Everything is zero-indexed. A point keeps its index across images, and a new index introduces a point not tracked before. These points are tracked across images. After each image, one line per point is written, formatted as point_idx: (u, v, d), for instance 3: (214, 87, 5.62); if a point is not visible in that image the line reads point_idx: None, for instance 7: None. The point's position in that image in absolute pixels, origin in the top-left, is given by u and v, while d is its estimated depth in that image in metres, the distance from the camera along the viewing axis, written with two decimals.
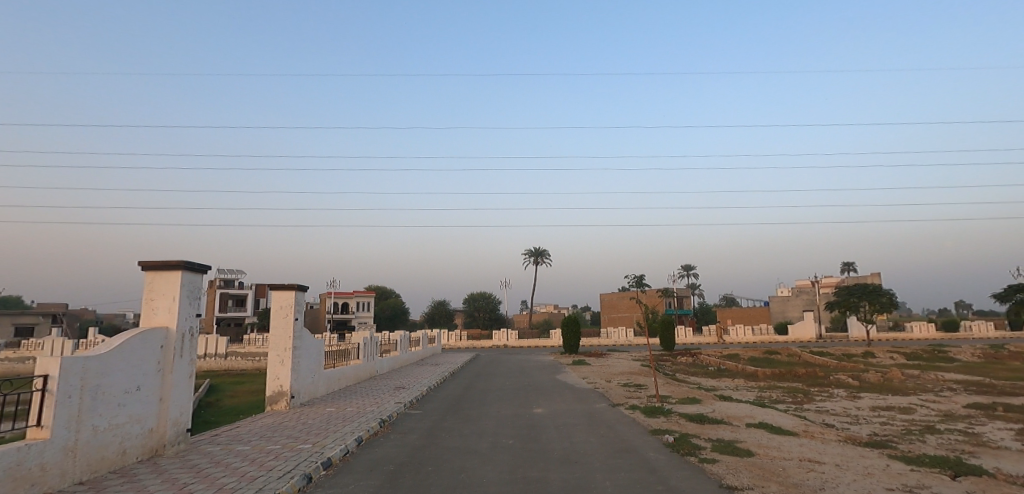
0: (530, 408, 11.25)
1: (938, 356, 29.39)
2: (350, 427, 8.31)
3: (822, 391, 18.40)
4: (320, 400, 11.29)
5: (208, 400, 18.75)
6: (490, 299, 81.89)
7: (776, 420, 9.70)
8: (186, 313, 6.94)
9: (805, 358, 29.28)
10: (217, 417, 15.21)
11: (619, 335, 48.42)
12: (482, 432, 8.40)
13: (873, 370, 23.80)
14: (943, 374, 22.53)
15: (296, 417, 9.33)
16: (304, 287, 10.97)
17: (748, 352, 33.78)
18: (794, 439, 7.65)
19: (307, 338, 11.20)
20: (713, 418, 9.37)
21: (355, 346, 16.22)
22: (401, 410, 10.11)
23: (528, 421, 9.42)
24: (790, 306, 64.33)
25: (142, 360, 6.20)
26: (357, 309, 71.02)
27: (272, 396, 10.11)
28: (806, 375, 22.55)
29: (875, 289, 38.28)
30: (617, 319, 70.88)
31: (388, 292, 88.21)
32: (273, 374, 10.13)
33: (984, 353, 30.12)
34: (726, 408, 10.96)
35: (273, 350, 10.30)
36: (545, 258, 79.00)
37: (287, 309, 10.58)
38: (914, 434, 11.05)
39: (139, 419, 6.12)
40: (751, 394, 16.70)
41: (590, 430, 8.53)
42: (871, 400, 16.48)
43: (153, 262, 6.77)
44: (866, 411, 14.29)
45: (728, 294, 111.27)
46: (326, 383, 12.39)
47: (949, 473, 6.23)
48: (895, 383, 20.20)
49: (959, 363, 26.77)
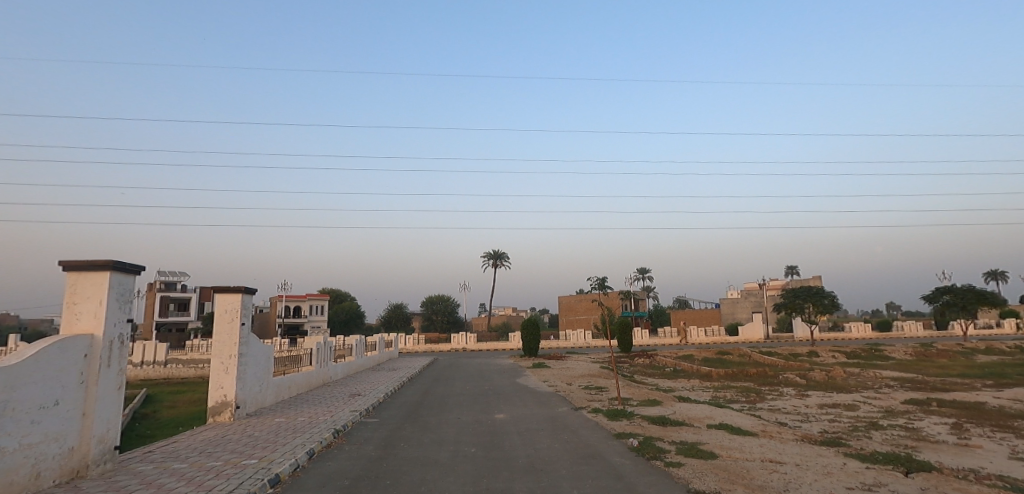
0: (491, 413, 10.97)
1: (875, 355, 31.20)
2: (301, 438, 7.78)
3: (772, 390, 19.07)
4: (268, 410, 10.59)
5: (144, 412, 17.40)
6: (449, 302, 81.02)
7: (735, 420, 9.86)
8: (114, 318, 6.28)
9: (756, 358, 30.41)
10: (153, 431, 14.10)
11: (578, 338, 48.89)
12: (442, 440, 8.07)
13: (818, 369, 24.95)
14: (880, 372, 23.90)
15: (241, 429, 8.66)
16: (251, 290, 10.27)
17: (702, 352, 34.77)
18: (755, 440, 7.76)
19: (254, 344, 10.49)
20: (675, 420, 9.41)
21: (307, 352, 15.45)
22: (356, 419, 9.60)
23: (490, 428, 9.14)
24: (739, 308, 66.95)
25: (60, 371, 5.52)
26: (310, 313, 68.53)
27: (215, 407, 9.38)
28: (757, 375, 23.37)
29: (818, 291, 40.30)
30: (576, 321, 71.66)
31: (343, 295, 85.64)
32: (216, 383, 9.42)
33: (915, 351, 32.24)
34: (687, 409, 11.08)
35: (216, 357, 9.57)
36: (504, 262, 79.02)
37: (232, 313, 9.86)
38: (861, 430, 11.54)
39: (56, 437, 5.43)
40: (707, 395, 17.05)
41: (553, 436, 8.35)
42: (818, 397, 17.20)
43: (76, 262, 6.08)
44: (815, 409, 14.87)
45: (681, 296, 114.72)
46: (275, 392, 11.66)
47: (902, 470, 6.44)
48: (838, 380, 21.23)
49: (894, 361, 28.48)
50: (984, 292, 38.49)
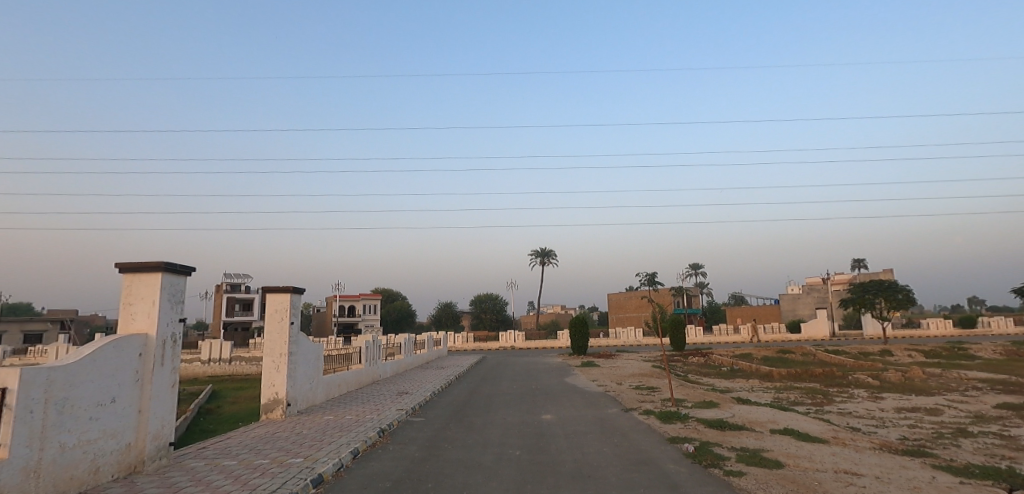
0: (538, 414, 10.70)
1: (959, 353, 28.50)
2: (347, 437, 7.79)
3: (841, 392, 17.72)
4: (318, 408, 10.78)
5: (209, 407, 18.36)
6: (496, 301, 81.44)
7: (801, 425, 9.09)
8: (167, 318, 6.47)
9: (821, 357, 28.51)
10: (215, 426, 14.77)
11: (627, 335, 47.76)
12: (487, 442, 7.88)
13: (892, 369, 23.05)
14: (966, 373, 21.74)
15: (290, 426, 8.81)
16: (299, 290, 10.48)
17: (761, 351, 32.97)
18: (826, 448, 7.06)
19: (303, 343, 10.69)
20: (734, 424, 8.76)
21: (356, 350, 15.72)
22: (402, 418, 9.60)
23: (536, 430, 8.88)
24: (800, 304, 63.34)
25: (117, 370, 5.73)
26: (363, 313, 70.67)
27: (267, 404, 9.63)
28: (823, 375, 21.82)
29: (890, 285, 37.33)
30: (625, 319, 70.13)
31: (394, 294, 87.89)
32: (268, 381, 9.66)
33: (1006, 350, 29.19)
34: (746, 412, 10.34)
35: (267, 356, 9.81)
36: (552, 259, 78.47)
37: (281, 313, 10.06)
38: (947, 438, 10.40)
39: (114, 433, 5.64)
40: (768, 396, 15.99)
41: (602, 440, 7.96)
42: (894, 400, 15.79)
43: (130, 264, 6.31)
44: (892, 413, 13.62)
45: (736, 293, 110.13)
46: (325, 390, 11.88)
47: (1005, 487, 5.64)
48: (917, 382, 19.47)
49: (982, 361, 25.88)
50: None
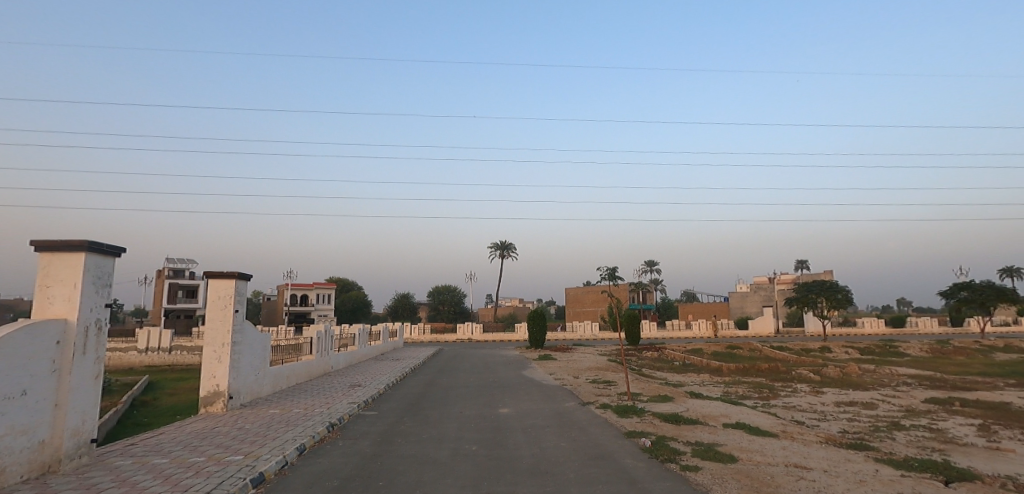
0: (495, 408, 10.53)
1: (889, 351, 30.43)
2: (293, 433, 7.35)
3: (786, 386, 18.50)
4: (264, 401, 10.21)
5: (144, 398, 17.17)
6: (455, 293, 80.83)
7: (753, 419, 9.31)
8: (91, 302, 5.85)
9: (767, 352, 29.80)
10: (150, 419, 13.79)
11: (584, 330, 48.42)
12: (443, 436, 7.62)
13: (831, 365, 24.33)
14: (897, 369, 23.20)
15: (232, 421, 8.26)
16: (246, 276, 9.85)
17: (711, 346, 34.11)
18: (777, 442, 7.23)
19: (248, 333, 10.05)
20: (689, 418, 8.88)
21: (307, 340, 15.05)
22: (354, 412, 9.20)
23: (493, 423, 8.71)
24: (747, 302, 66.12)
25: (29, 359, 5.10)
26: (317, 302, 68.42)
27: (206, 397, 9.01)
28: (769, 370, 22.75)
29: (831, 285, 39.46)
30: (582, 313, 71.15)
31: (350, 284, 85.56)
32: (209, 372, 9.03)
33: (931, 348, 31.42)
34: (700, 406, 10.54)
35: (208, 345, 9.17)
36: (511, 252, 78.54)
37: (225, 300, 9.41)
38: (883, 431, 10.97)
39: (24, 430, 5.03)
40: (718, 390, 16.49)
41: (560, 434, 7.87)
42: (833, 395, 16.62)
43: (49, 242, 5.65)
44: (832, 407, 14.28)
45: (688, 290, 113.87)
46: (272, 382, 11.28)
47: (942, 479, 5.90)
48: (854, 377, 20.61)
49: (909, 358, 27.74)
50: (1003, 289, 37.47)
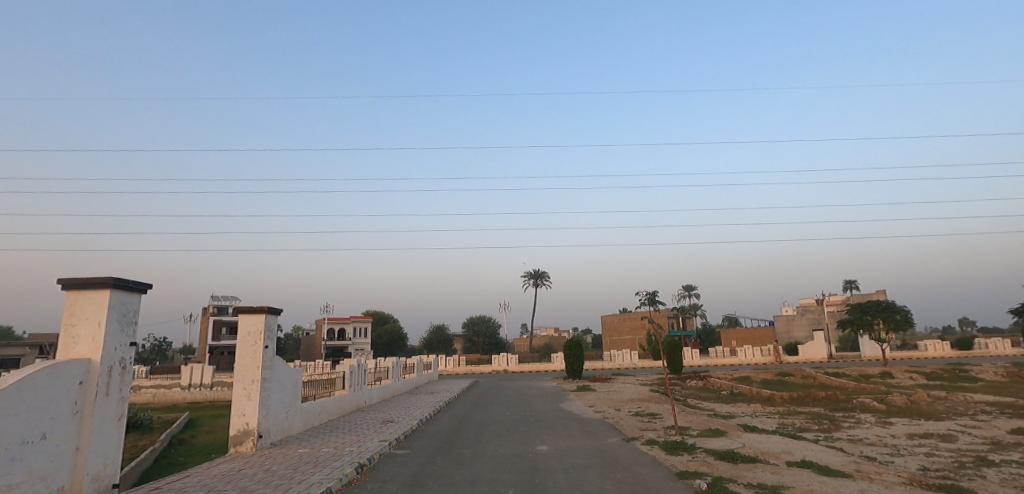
0: (532, 445, 9.88)
1: (960, 376, 27.94)
2: (320, 474, 6.98)
3: (847, 417, 17.03)
4: (294, 439, 9.94)
5: (183, 436, 17.25)
6: (489, 323, 80.31)
7: (819, 456, 8.40)
8: (115, 341, 5.77)
9: (821, 379, 27.84)
10: (186, 458, 13.72)
11: (623, 358, 46.84)
12: (477, 479, 7.10)
13: (896, 392, 22.42)
14: (972, 396, 21.11)
15: (260, 461, 7.99)
16: (275, 310, 9.75)
17: (760, 373, 32.20)
18: (852, 485, 6.39)
19: (279, 368, 9.90)
20: (746, 456, 8.04)
21: (340, 375, 14.86)
22: (384, 451, 8.79)
23: (529, 464, 8.08)
24: (794, 326, 62.78)
25: (50, 401, 4.97)
26: (354, 336, 69.03)
27: (236, 436, 8.80)
28: (826, 399, 21.12)
29: (888, 305, 36.94)
30: (619, 341, 69.15)
31: (385, 317, 86.36)
32: (239, 410, 8.86)
33: (1007, 372, 28.66)
34: (757, 441, 9.64)
35: (238, 382, 9.02)
36: (545, 281, 77.78)
37: (255, 335, 9.29)
38: (969, 468, 9.73)
39: (43, 476, 4.85)
40: (772, 422, 15.25)
41: (603, 475, 7.19)
42: (903, 426, 15.11)
43: (75, 280, 5.63)
44: (904, 440, 12.92)
45: (728, 315, 109.77)
46: (303, 419, 11.04)
47: None
48: (923, 406, 18.84)
49: (984, 383, 25.34)
50: None
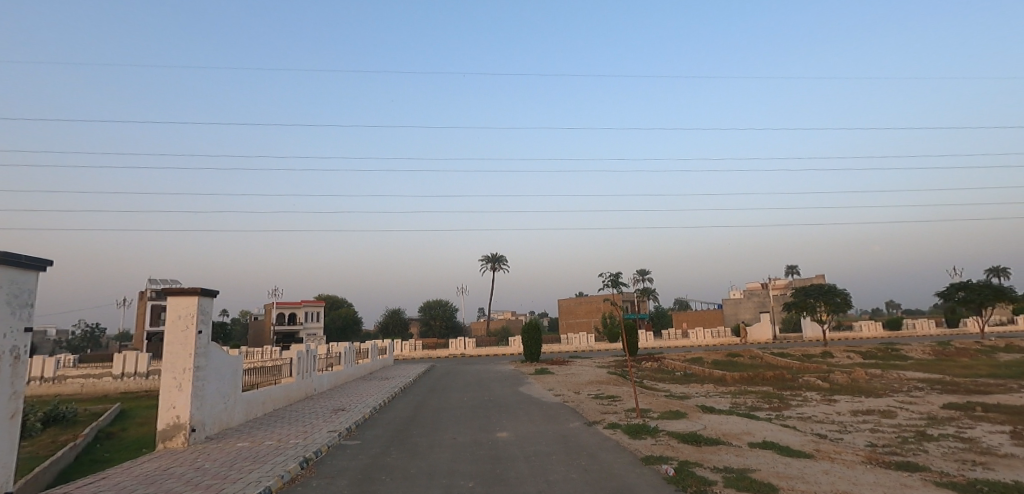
0: (493, 432, 9.49)
1: (893, 355, 29.80)
2: (259, 472, 6.29)
3: (795, 395, 17.67)
4: (233, 432, 9.13)
5: (111, 430, 15.81)
6: (446, 307, 79.55)
7: (779, 437, 8.44)
8: (4, 326, 4.84)
9: (768, 359, 29.05)
10: (113, 454, 12.48)
11: (580, 341, 47.48)
12: (434, 471, 6.62)
13: (836, 370, 23.60)
14: (904, 373, 22.48)
15: (191, 458, 7.19)
16: (210, 292, 8.79)
17: (711, 354, 33.33)
18: (816, 466, 6.38)
19: (214, 356, 9.00)
20: (709, 438, 7.96)
21: (286, 362, 13.92)
22: (334, 443, 8.17)
23: (490, 452, 7.68)
24: (742, 309, 65.48)
25: None
26: (306, 320, 66.67)
27: (165, 431, 7.93)
28: (774, 378, 21.95)
29: (829, 289, 38.90)
30: (576, 324, 70.11)
31: (340, 301, 84.05)
32: (168, 402, 7.99)
33: (933, 350, 30.83)
34: (717, 422, 9.68)
35: (167, 372, 8.11)
36: (503, 265, 77.49)
37: (186, 320, 8.34)
38: (912, 443, 10.12)
39: None
40: (726, 402, 15.55)
41: (568, 463, 6.89)
42: (847, 403, 15.77)
43: None
44: (849, 417, 13.46)
45: (679, 299, 114.11)
46: (244, 410, 10.20)
47: None
48: (862, 383, 19.86)
49: (913, 361, 27.11)
50: (999, 288, 37.08)
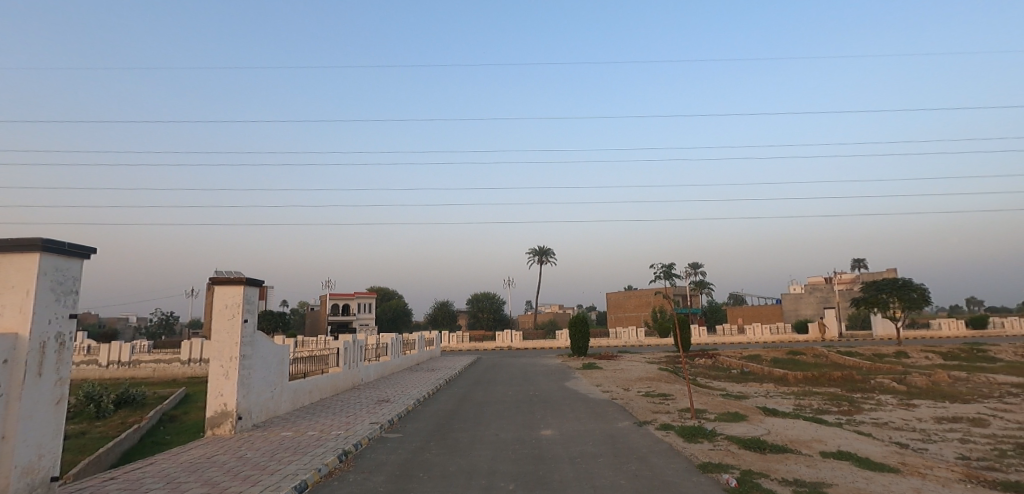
0: (536, 430, 9.10)
1: (979, 356, 26.99)
2: (297, 463, 6.20)
3: (867, 398, 16.20)
4: (279, 420, 9.24)
5: (175, 413, 16.69)
6: (493, 300, 79.96)
7: (855, 446, 7.55)
8: (49, 312, 4.91)
9: (834, 358, 27.09)
10: (173, 437, 13.05)
11: (628, 335, 46.31)
12: (473, 470, 6.30)
13: (914, 372, 21.57)
14: (995, 377, 20.23)
15: (236, 447, 7.22)
16: (255, 282, 8.85)
17: (770, 352, 31.46)
18: (906, 483, 5.55)
19: (261, 345, 9.10)
20: (774, 445, 7.22)
21: (333, 352, 14.06)
22: (375, 436, 8.05)
23: (533, 452, 7.29)
24: (802, 304, 61.83)
25: None
26: (358, 311, 68.86)
27: (213, 418, 8.08)
28: (841, 379, 20.34)
29: (905, 283, 35.79)
30: (624, 318, 68.58)
31: (390, 293, 86.35)
32: (216, 390, 8.13)
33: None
34: (783, 426, 8.85)
35: (214, 360, 8.24)
36: (550, 258, 76.89)
37: (232, 309, 8.42)
38: (1013, 457, 8.88)
39: None
40: (789, 404, 14.46)
41: (616, 467, 6.41)
42: (929, 409, 14.26)
43: None
44: (933, 425, 12.12)
45: (733, 293, 109.65)
46: (290, 398, 10.35)
47: None
48: (945, 387, 18.02)
49: (1004, 363, 24.43)
50: None
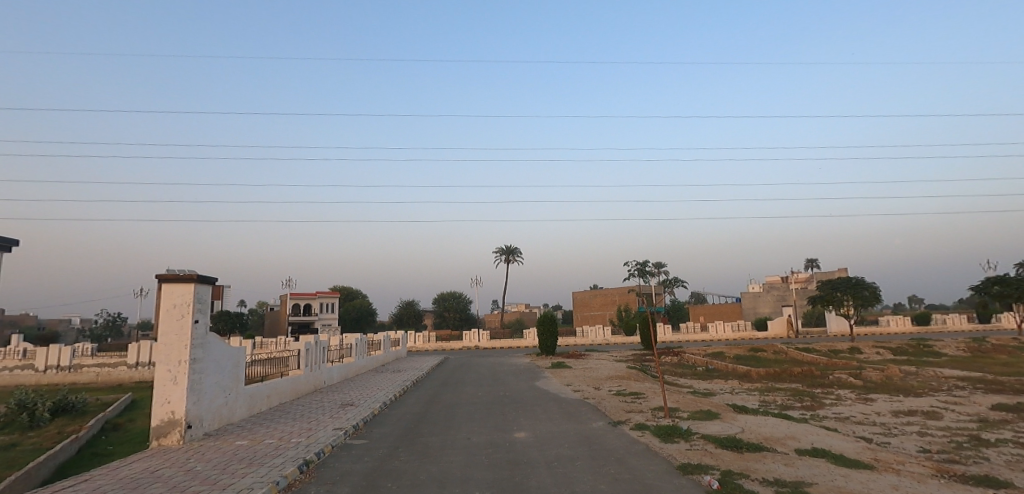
0: (509, 432, 8.79)
1: (925, 351, 28.40)
2: (252, 476, 5.68)
3: (828, 393, 16.67)
4: (234, 428, 8.61)
5: (119, 421, 15.53)
6: (459, 299, 79.19)
7: (828, 443, 7.59)
8: None
9: (793, 355, 27.97)
10: (116, 447, 12.07)
11: (596, 334, 46.65)
12: (446, 477, 5.93)
13: (868, 367, 22.47)
14: (942, 371, 21.29)
15: (184, 459, 6.62)
16: (207, 278, 8.19)
17: (732, 349, 32.23)
18: (884, 481, 5.53)
19: (214, 347, 8.44)
20: (750, 443, 7.16)
21: (293, 354, 13.34)
22: (339, 443, 7.56)
23: (508, 457, 6.97)
24: (761, 303, 63.95)
25: None
26: (320, 311, 66.84)
27: (159, 427, 7.41)
28: (801, 375, 20.94)
29: (858, 282, 37.36)
30: (591, 317, 69.17)
31: (354, 292, 84.38)
32: (162, 397, 7.46)
33: (968, 347, 29.33)
34: (756, 424, 8.87)
35: (161, 364, 7.55)
36: (517, 256, 76.85)
37: (182, 309, 7.74)
38: (970, 449, 9.18)
39: None
40: (755, 400, 14.70)
41: (594, 470, 6.18)
42: (885, 402, 14.78)
43: None
44: (891, 418, 12.50)
45: (695, 292, 112.76)
46: (246, 403, 9.68)
47: None
48: (897, 381, 18.81)
49: (948, 358, 25.76)
50: None
